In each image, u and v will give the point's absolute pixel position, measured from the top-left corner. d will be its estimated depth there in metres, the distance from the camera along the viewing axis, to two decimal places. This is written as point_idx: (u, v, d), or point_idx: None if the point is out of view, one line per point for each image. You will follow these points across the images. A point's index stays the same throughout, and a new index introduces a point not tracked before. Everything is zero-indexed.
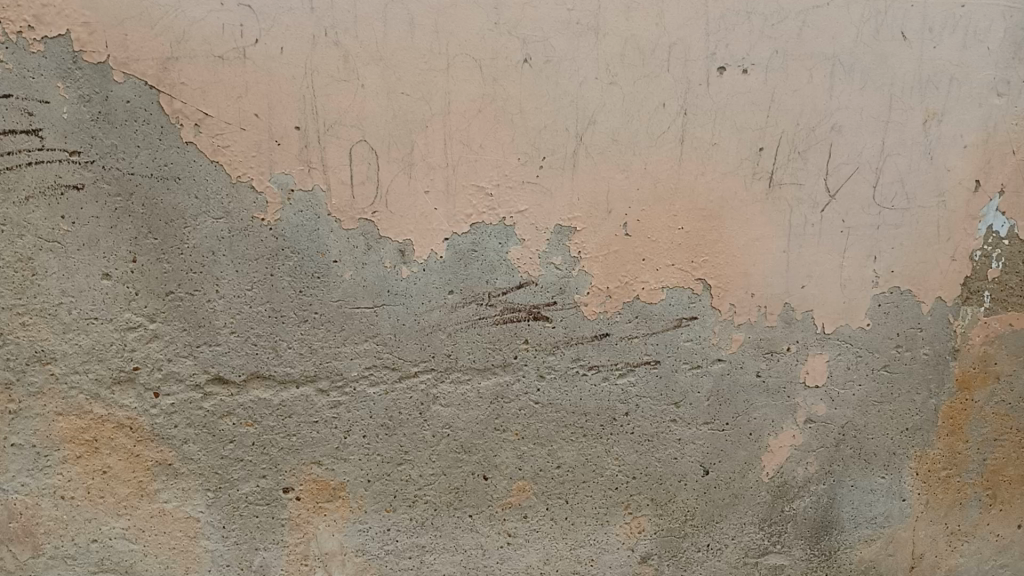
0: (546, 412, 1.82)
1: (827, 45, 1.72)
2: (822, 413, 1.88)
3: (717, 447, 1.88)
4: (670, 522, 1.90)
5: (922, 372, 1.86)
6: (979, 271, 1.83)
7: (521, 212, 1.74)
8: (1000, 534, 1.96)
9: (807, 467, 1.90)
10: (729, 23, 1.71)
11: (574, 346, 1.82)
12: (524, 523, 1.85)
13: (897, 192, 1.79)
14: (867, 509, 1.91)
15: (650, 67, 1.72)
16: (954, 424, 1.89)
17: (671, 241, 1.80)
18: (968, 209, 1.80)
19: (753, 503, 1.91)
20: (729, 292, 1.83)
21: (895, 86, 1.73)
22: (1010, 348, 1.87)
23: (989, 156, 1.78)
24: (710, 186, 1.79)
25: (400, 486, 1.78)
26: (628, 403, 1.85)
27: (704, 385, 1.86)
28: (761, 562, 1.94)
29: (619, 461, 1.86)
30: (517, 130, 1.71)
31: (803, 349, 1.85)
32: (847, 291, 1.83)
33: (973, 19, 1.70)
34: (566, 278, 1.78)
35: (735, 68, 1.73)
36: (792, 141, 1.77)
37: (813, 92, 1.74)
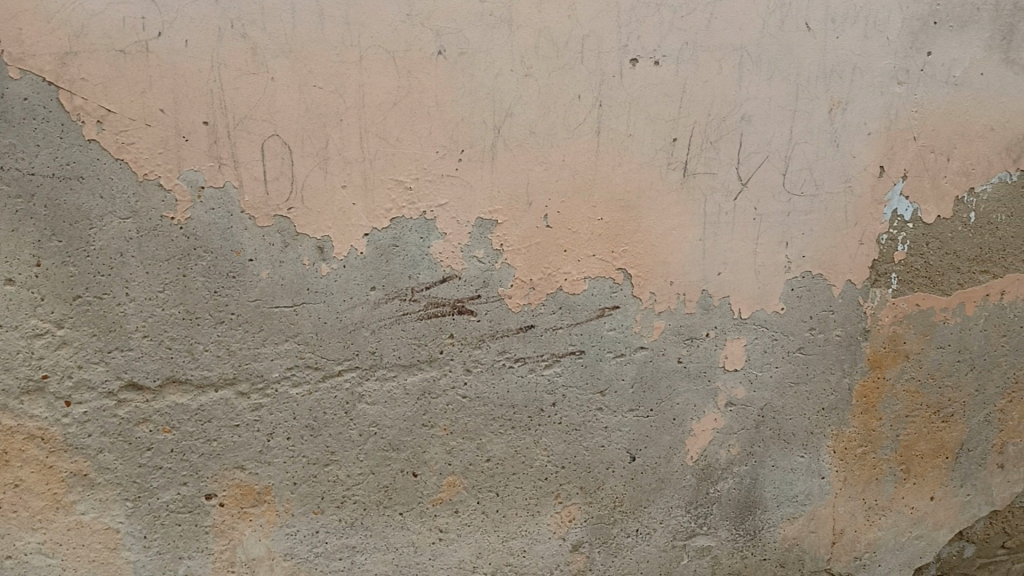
0: (474, 406, 1.85)
1: (735, 36, 1.74)
2: (742, 397, 1.94)
3: (643, 434, 1.92)
4: (599, 510, 1.95)
5: (836, 353, 1.94)
6: (887, 254, 1.90)
7: (442, 206, 1.74)
8: (914, 505, 2.08)
9: (729, 450, 1.96)
10: (639, 15, 1.71)
11: (500, 339, 1.83)
12: (455, 517, 1.89)
13: (806, 179, 1.83)
14: (789, 489, 2.01)
15: (564, 59, 1.71)
16: (868, 403, 1.99)
17: (591, 232, 1.80)
18: (874, 194, 1.86)
19: (679, 487, 1.97)
20: (650, 281, 1.84)
21: (801, 76, 1.78)
22: (918, 327, 1.96)
23: (891, 143, 1.85)
24: (627, 176, 1.79)
25: (327, 487, 1.82)
26: (555, 394, 1.87)
27: (628, 372, 1.89)
28: (689, 544, 2.00)
29: (546, 452, 1.90)
30: (434, 123, 1.70)
31: (722, 335, 1.90)
32: (761, 277, 1.87)
33: (872, 10, 1.77)
34: (490, 271, 1.79)
35: (647, 60, 1.73)
36: (705, 131, 1.78)
37: (723, 83, 1.76)
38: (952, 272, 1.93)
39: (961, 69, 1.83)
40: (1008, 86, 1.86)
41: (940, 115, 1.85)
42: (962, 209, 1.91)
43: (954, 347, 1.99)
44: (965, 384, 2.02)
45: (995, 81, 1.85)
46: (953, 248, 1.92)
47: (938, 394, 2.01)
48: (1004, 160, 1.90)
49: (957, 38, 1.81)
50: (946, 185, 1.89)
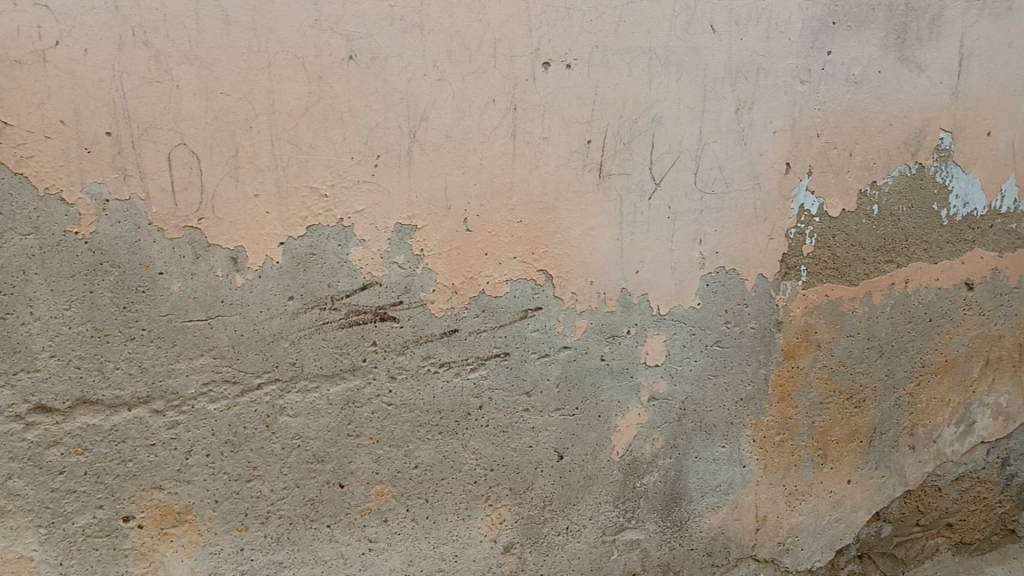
0: (400, 413, 1.83)
1: (643, 38, 1.78)
2: (663, 391, 1.98)
3: (570, 432, 1.95)
4: (529, 510, 1.96)
5: (752, 345, 2.00)
6: (796, 247, 1.97)
7: (359, 212, 1.71)
8: (832, 489, 2.16)
9: (654, 443, 2.00)
10: (550, 19, 1.72)
11: (424, 345, 1.82)
12: (385, 526, 1.88)
13: (716, 177, 1.88)
14: (712, 479, 2.06)
15: (477, 63, 1.71)
16: (784, 392, 2.05)
17: (511, 235, 1.81)
18: (782, 190, 1.92)
19: (607, 483, 2.00)
20: (570, 282, 1.86)
21: (708, 77, 1.83)
22: (828, 317, 2.03)
23: (797, 140, 1.91)
24: (544, 178, 1.80)
25: (250, 503, 1.79)
26: (481, 397, 1.88)
27: (552, 372, 1.90)
28: (619, 538, 2.04)
29: (474, 455, 1.90)
30: (348, 128, 1.67)
31: (643, 332, 1.93)
32: (677, 274, 1.92)
33: (774, 11, 1.83)
34: (411, 277, 1.77)
35: (559, 63, 1.75)
36: (618, 132, 1.81)
37: (634, 85, 1.80)
38: (858, 263, 2.01)
39: (860, 67, 1.91)
40: (904, 83, 1.94)
41: (841, 113, 1.92)
42: (866, 202, 1.99)
43: (863, 334, 2.07)
44: (875, 370, 2.11)
45: (892, 78, 1.93)
46: (859, 239, 2.00)
47: (849, 380, 2.10)
48: (904, 154, 1.98)
49: (855, 38, 1.89)
50: (850, 179, 1.96)
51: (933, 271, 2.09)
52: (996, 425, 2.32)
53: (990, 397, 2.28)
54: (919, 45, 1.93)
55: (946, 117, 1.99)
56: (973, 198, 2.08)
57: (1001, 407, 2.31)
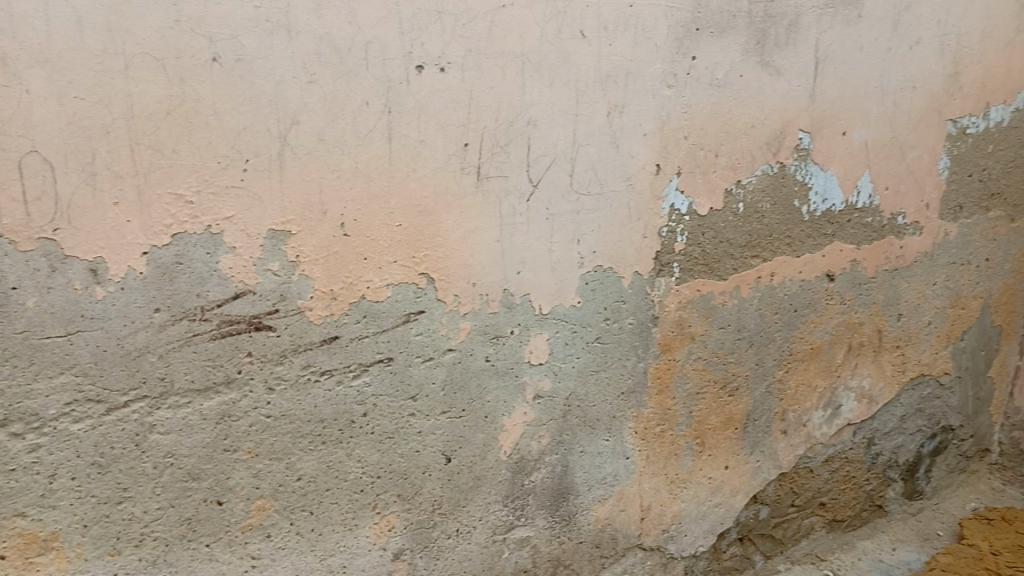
0: (279, 425, 1.76)
1: (516, 43, 1.73)
2: (548, 388, 2.01)
3: (457, 434, 1.94)
4: (418, 515, 1.95)
5: (631, 340, 2.06)
6: (668, 245, 2.04)
7: (228, 218, 1.60)
8: (711, 475, 2.28)
9: (540, 441, 2.04)
10: (421, 22, 1.64)
11: (303, 353, 1.74)
12: (268, 542, 1.83)
13: (591, 179, 1.90)
14: (598, 472, 2.13)
15: (347, 66, 1.61)
16: (661, 384, 2.13)
17: (391, 238, 1.74)
18: (653, 190, 1.98)
19: (495, 483, 2.01)
20: (453, 284, 1.83)
21: (579, 82, 1.82)
22: (701, 311, 2.12)
23: (666, 142, 1.96)
24: (422, 182, 1.73)
25: (122, 527, 1.69)
26: (364, 404, 1.83)
27: (438, 375, 1.88)
28: (509, 536, 2.07)
29: (360, 463, 1.86)
30: (213, 132, 1.55)
31: (526, 331, 1.94)
32: (558, 273, 1.94)
33: (640, 18, 1.84)
34: (287, 284, 1.68)
35: (432, 67, 1.67)
36: (494, 135, 1.77)
37: (508, 89, 1.75)
38: (727, 258, 2.11)
39: (723, 71, 1.97)
40: (765, 86, 2.03)
41: (706, 115, 1.98)
42: (732, 200, 2.08)
43: (733, 326, 2.18)
44: (745, 359, 2.23)
45: (753, 82, 2.01)
46: (726, 236, 2.09)
47: (722, 370, 2.20)
48: (765, 154, 2.08)
49: (717, 43, 1.94)
50: (717, 179, 2.04)
51: (796, 264, 2.21)
52: (860, 406, 2.49)
53: (854, 380, 2.44)
54: (778, 49, 2.02)
55: (804, 118, 2.10)
56: (831, 194, 2.21)
57: (864, 389, 2.47)
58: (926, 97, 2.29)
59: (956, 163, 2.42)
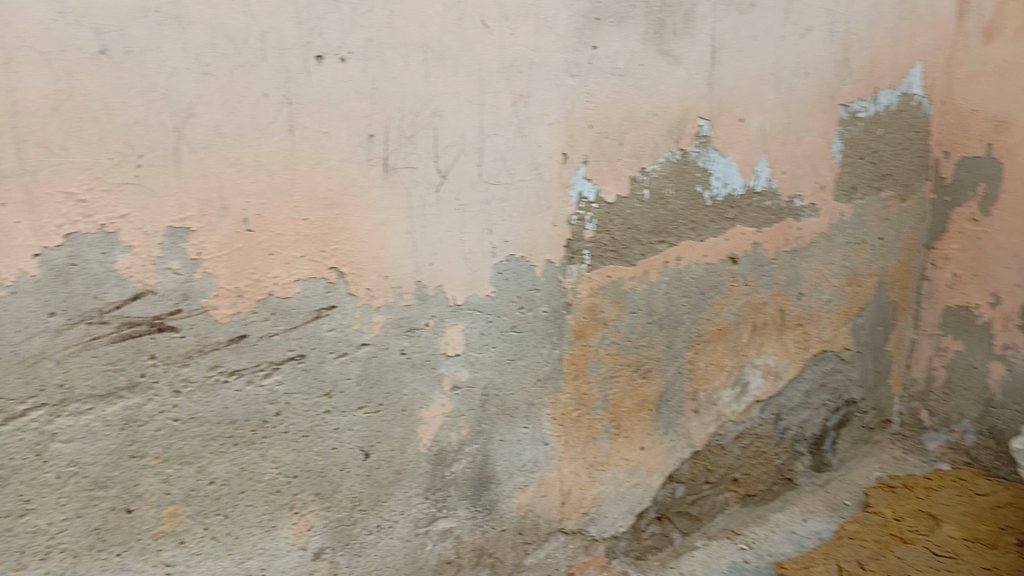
0: (188, 428, 1.71)
1: (418, 33, 1.73)
2: (465, 379, 2.02)
3: (374, 430, 1.93)
4: (337, 513, 1.93)
5: (545, 328, 2.09)
6: (579, 233, 2.07)
7: (124, 217, 1.53)
8: (628, 457, 2.34)
9: (459, 432, 2.04)
10: (319, 11, 1.62)
11: (210, 353, 1.69)
12: (182, 548, 1.77)
13: (499, 169, 1.92)
14: (518, 459, 2.15)
15: (244, 56, 1.57)
16: (577, 370, 2.18)
17: (297, 233, 1.71)
18: (561, 179, 2.01)
19: (416, 476, 2.01)
20: (364, 278, 1.81)
21: (483, 72, 1.83)
22: (612, 297, 2.17)
23: (571, 131, 1.99)
24: (327, 175, 1.71)
25: (26, 540, 1.60)
26: (277, 403, 1.79)
27: (352, 371, 1.86)
28: (432, 529, 2.07)
29: (275, 464, 1.83)
30: (104, 127, 1.48)
31: (441, 323, 1.94)
32: (471, 264, 1.94)
33: (541, 7, 1.86)
34: (189, 283, 1.63)
35: (332, 56, 1.66)
36: (400, 126, 1.76)
37: (411, 79, 1.75)
38: (635, 244, 2.17)
39: (623, 61, 2.02)
40: (664, 74, 2.09)
41: (610, 104, 2.03)
42: (638, 187, 2.13)
43: (644, 311, 2.24)
44: (657, 342, 2.30)
45: (653, 70, 2.07)
46: (634, 222, 2.15)
47: (635, 353, 2.26)
48: (668, 142, 2.15)
49: (618, 33, 1.99)
50: (622, 167, 2.09)
51: (700, 248, 2.29)
52: (767, 383, 2.59)
53: (760, 358, 2.55)
54: (675, 39, 2.08)
55: (703, 106, 2.18)
56: (731, 179, 2.29)
57: (770, 366, 2.58)
58: (818, 84, 2.40)
59: (849, 147, 2.55)
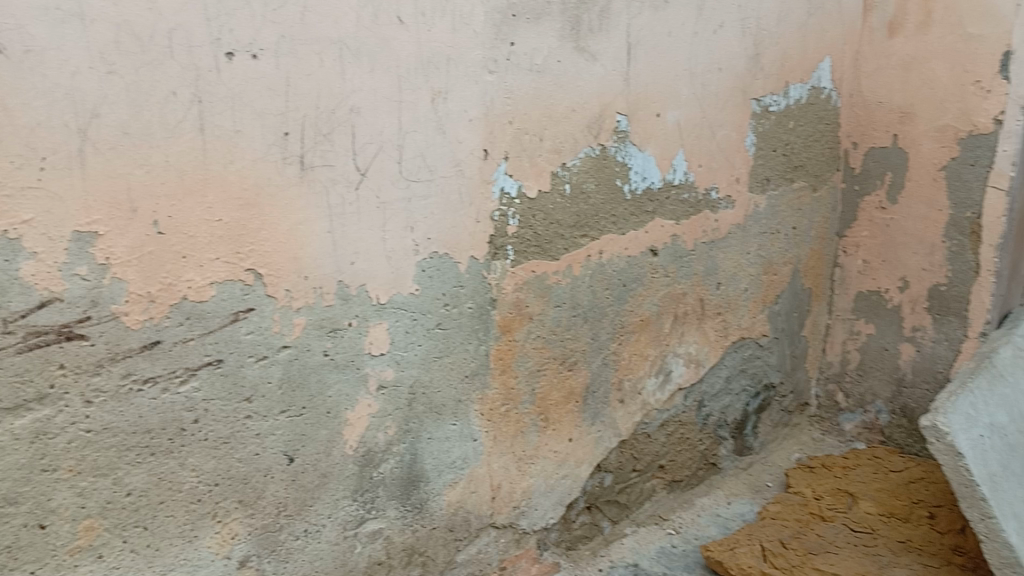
0: (102, 439, 1.65)
1: (331, 29, 1.70)
2: (391, 378, 2.00)
3: (298, 433, 1.89)
4: (262, 519, 1.89)
5: (471, 324, 2.10)
6: (502, 229, 2.08)
7: (27, 222, 1.46)
8: (557, 449, 2.37)
9: (386, 431, 2.03)
10: (228, 8, 1.58)
11: (122, 361, 1.63)
12: (100, 563, 1.70)
13: (420, 166, 1.90)
14: (446, 456, 2.15)
15: (150, 54, 1.52)
16: (504, 364, 2.19)
17: (211, 235, 1.66)
18: (482, 175, 2.01)
19: (342, 478, 1.99)
20: (283, 279, 1.77)
21: (400, 68, 1.82)
22: (537, 291, 2.19)
23: (491, 127, 2.00)
24: (241, 174, 1.67)
25: None
26: (195, 410, 1.74)
27: (273, 374, 1.82)
28: (361, 530, 2.05)
29: (195, 472, 1.77)
30: (3, 129, 1.41)
31: (364, 323, 1.92)
32: (393, 263, 1.92)
33: (457, 4, 1.86)
34: (98, 289, 1.56)
35: (244, 53, 1.62)
36: (316, 124, 1.73)
37: (327, 76, 1.72)
38: (558, 239, 2.19)
39: (541, 57, 2.04)
40: (582, 70, 2.12)
41: (528, 100, 2.04)
42: (559, 182, 2.16)
43: (568, 304, 2.27)
44: (582, 335, 2.33)
45: (570, 66, 2.09)
46: (556, 217, 2.17)
47: (561, 346, 2.29)
48: (588, 137, 2.17)
49: (534, 29, 2.00)
50: (543, 162, 2.11)
51: (621, 241, 2.34)
52: (689, 371, 2.66)
53: (682, 347, 2.61)
54: (591, 35, 2.11)
55: (620, 101, 2.21)
56: (650, 173, 2.34)
57: (691, 355, 2.65)
58: (731, 79, 2.47)
59: (762, 139, 2.63)
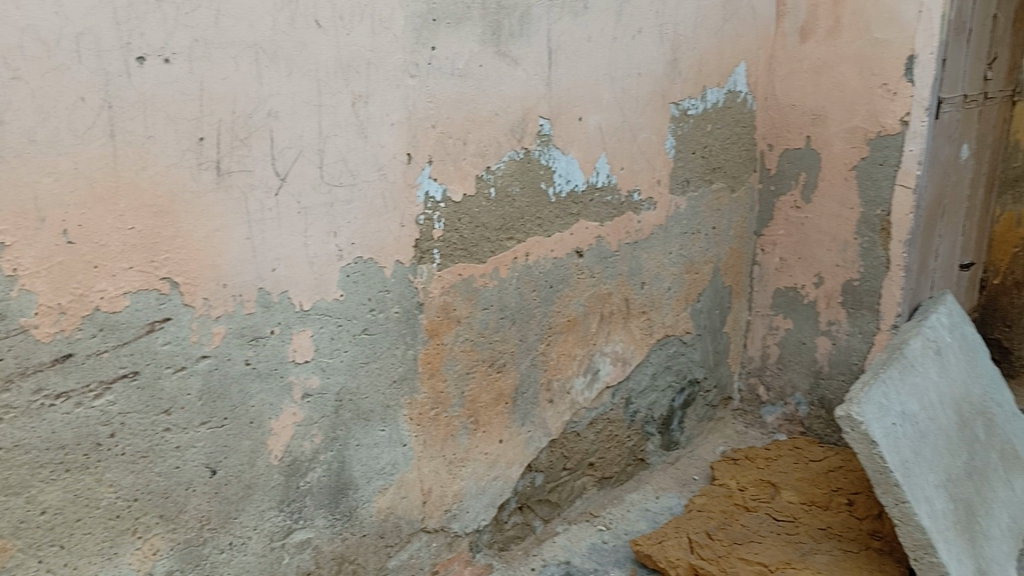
0: (13, 456, 1.54)
1: (247, 32, 1.67)
2: (316, 385, 1.97)
3: (221, 445, 1.84)
4: (184, 534, 1.83)
5: (398, 329, 2.09)
6: (427, 233, 2.08)
7: None
8: (487, 451, 2.38)
9: (313, 440, 2.00)
10: (139, 12, 1.53)
11: (32, 376, 1.54)
12: None
13: (342, 170, 1.88)
14: (375, 462, 2.14)
15: (56, 59, 1.45)
16: (432, 368, 2.19)
17: (123, 243, 1.60)
18: (406, 179, 2.00)
19: (268, 489, 1.94)
20: (201, 287, 1.72)
21: (319, 72, 1.79)
22: (464, 294, 2.20)
23: (414, 131, 1.99)
24: (154, 181, 1.62)
25: None
26: (111, 424, 1.66)
27: (193, 385, 1.77)
28: (288, 541, 2.01)
29: (112, 488, 1.69)
30: None
31: (288, 330, 1.89)
32: (317, 268, 1.90)
33: (376, 8, 1.85)
34: (5, 301, 1.47)
35: (155, 58, 1.57)
36: (232, 129, 1.70)
37: (242, 80, 1.69)
38: (484, 242, 2.20)
39: (463, 62, 2.04)
40: (504, 75, 2.13)
41: (451, 104, 2.05)
42: (484, 185, 2.16)
43: (496, 306, 2.28)
44: (510, 336, 2.35)
45: (492, 71, 2.11)
46: (482, 220, 2.18)
47: (489, 349, 2.30)
48: (511, 140, 2.19)
49: (455, 33, 2.01)
50: (467, 166, 2.12)
51: (547, 243, 2.36)
52: (617, 369, 2.71)
53: (609, 346, 2.66)
54: (512, 40, 2.13)
55: (543, 105, 2.24)
56: (574, 176, 2.37)
57: (618, 353, 2.70)
58: (650, 83, 2.52)
59: (681, 142, 2.70)
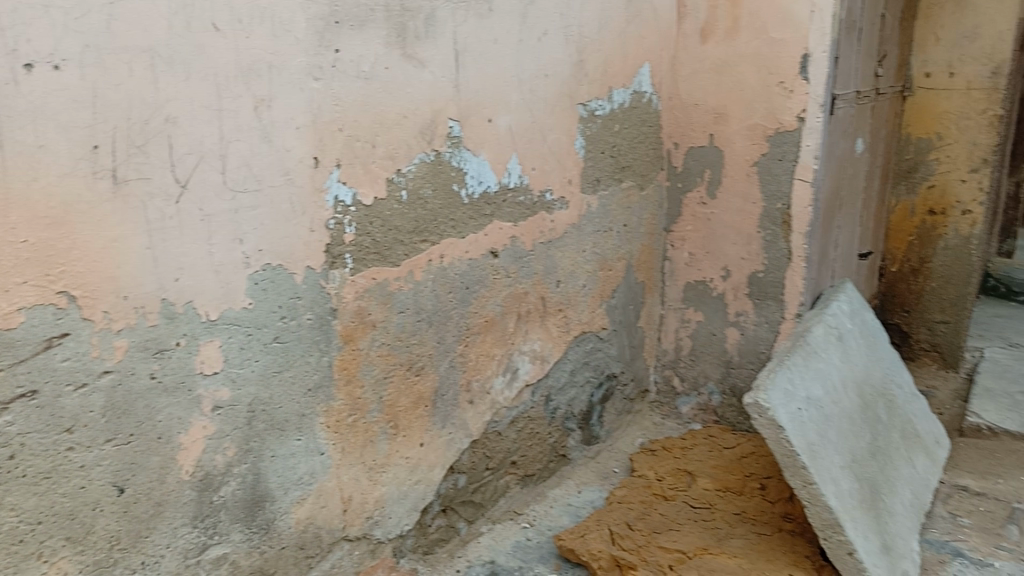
0: None
1: (140, 37, 1.62)
2: (227, 397, 1.92)
3: (128, 462, 1.77)
4: (93, 556, 1.75)
5: (310, 336, 2.06)
6: (338, 238, 2.05)
7: None
8: (408, 455, 2.37)
9: (225, 453, 1.95)
10: (25, 16, 1.46)
11: None
12: None
13: (246, 176, 1.85)
14: (292, 473, 2.10)
15: None
16: (348, 374, 2.17)
17: (17, 257, 1.51)
18: (314, 184, 1.98)
19: (180, 505, 1.88)
20: (100, 301, 1.66)
21: (219, 76, 1.75)
22: (379, 298, 2.18)
23: (320, 135, 1.97)
24: (46, 192, 1.54)
25: None
26: (10, 446, 1.57)
27: (95, 403, 1.70)
28: (203, 558, 1.95)
29: (14, 512, 1.60)
30: None
31: (194, 341, 1.83)
32: (223, 277, 1.85)
33: (276, 10, 1.82)
34: None
35: (44, 64, 1.50)
36: (128, 136, 1.63)
37: (137, 86, 1.63)
38: (397, 245, 2.19)
39: (368, 64, 2.03)
40: (411, 77, 2.13)
41: (358, 107, 2.03)
42: (395, 188, 2.16)
43: (411, 309, 2.27)
44: (427, 339, 2.34)
45: (399, 73, 2.10)
46: (394, 223, 2.17)
47: (406, 352, 2.29)
48: (421, 143, 2.19)
49: (359, 36, 2.00)
50: (377, 169, 2.10)
51: (461, 245, 2.37)
52: (535, 368, 2.74)
53: (527, 345, 2.69)
54: (418, 42, 2.13)
55: (451, 108, 2.24)
56: (485, 177, 2.39)
57: (536, 351, 2.73)
58: (557, 84, 2.56)
59: (591, 142, 2.75)
